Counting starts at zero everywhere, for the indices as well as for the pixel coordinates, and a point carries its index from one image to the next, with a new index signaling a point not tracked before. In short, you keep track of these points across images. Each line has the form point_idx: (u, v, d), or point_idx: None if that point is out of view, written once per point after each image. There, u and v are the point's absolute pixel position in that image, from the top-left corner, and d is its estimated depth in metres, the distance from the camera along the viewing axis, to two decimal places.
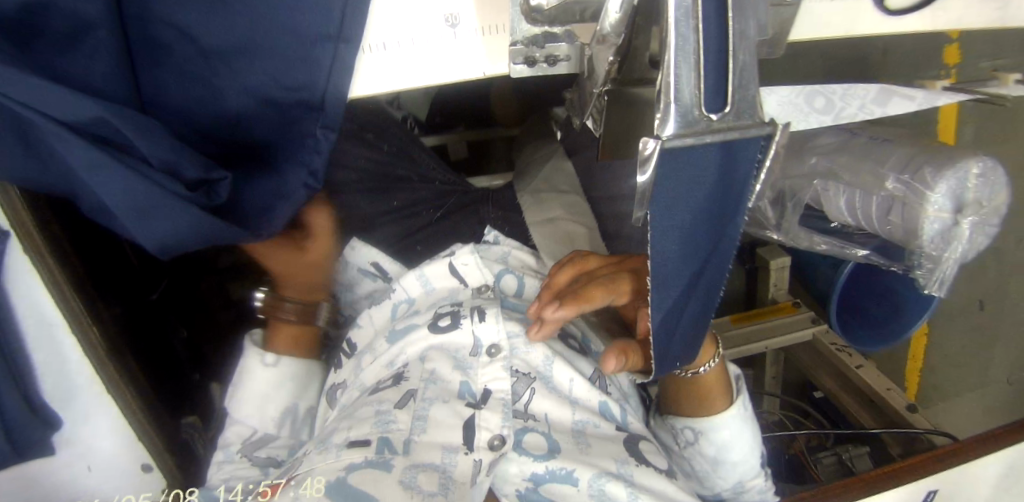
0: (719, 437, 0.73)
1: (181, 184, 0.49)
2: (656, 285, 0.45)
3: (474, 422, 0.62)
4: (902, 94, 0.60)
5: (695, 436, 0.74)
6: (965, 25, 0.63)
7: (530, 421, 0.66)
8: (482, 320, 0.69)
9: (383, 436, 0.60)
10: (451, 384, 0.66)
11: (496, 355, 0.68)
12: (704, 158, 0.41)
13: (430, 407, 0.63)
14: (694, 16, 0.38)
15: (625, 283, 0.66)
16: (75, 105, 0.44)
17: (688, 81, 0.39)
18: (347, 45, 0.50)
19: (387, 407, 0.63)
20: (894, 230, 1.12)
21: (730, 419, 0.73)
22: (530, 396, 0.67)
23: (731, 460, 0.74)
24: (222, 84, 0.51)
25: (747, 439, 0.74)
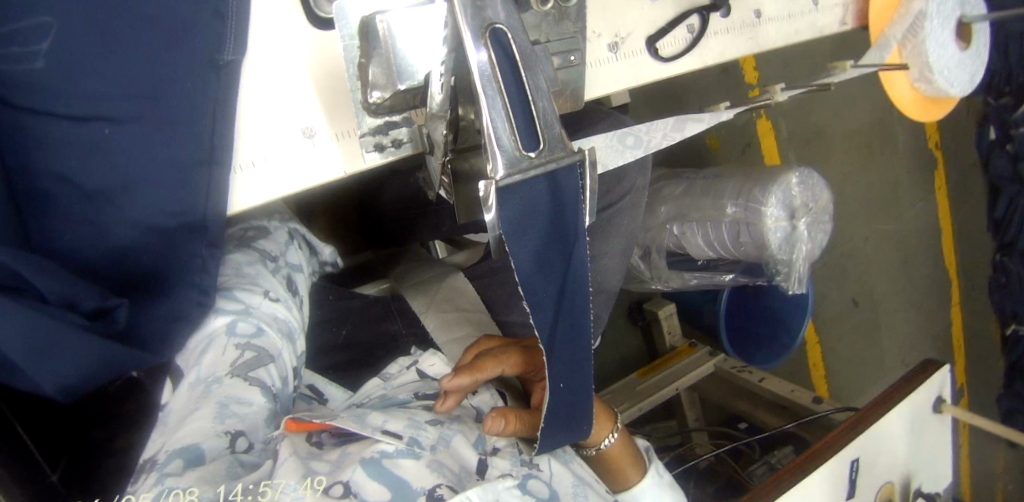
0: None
1: (79, 316, 0.53)
2: (538, 307, 0.52)
3: (487, 463, 0.64)
4: (694, 117, 0.74)
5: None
6: (727, 58, 0.80)
7: (534, 469, 0.67)
8: (477, 396, 0.75)
9: (413, 436, 0.61)
10: (473, 430, 0.68)
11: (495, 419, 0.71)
12: (535, 188, 0.50)
13: (448, 440, 0.64)
14: (495, 80, 0.48)
15: (512, 359, 0.78)
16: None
17: (504, 128, 0.48)
18: (221, 166, 0.57)
19: (420, 418, 0.65)
20: (749, 246, 1.28)
21: (648, 489, 0.79)
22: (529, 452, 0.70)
23: None
24: (107, 220, 0.55)
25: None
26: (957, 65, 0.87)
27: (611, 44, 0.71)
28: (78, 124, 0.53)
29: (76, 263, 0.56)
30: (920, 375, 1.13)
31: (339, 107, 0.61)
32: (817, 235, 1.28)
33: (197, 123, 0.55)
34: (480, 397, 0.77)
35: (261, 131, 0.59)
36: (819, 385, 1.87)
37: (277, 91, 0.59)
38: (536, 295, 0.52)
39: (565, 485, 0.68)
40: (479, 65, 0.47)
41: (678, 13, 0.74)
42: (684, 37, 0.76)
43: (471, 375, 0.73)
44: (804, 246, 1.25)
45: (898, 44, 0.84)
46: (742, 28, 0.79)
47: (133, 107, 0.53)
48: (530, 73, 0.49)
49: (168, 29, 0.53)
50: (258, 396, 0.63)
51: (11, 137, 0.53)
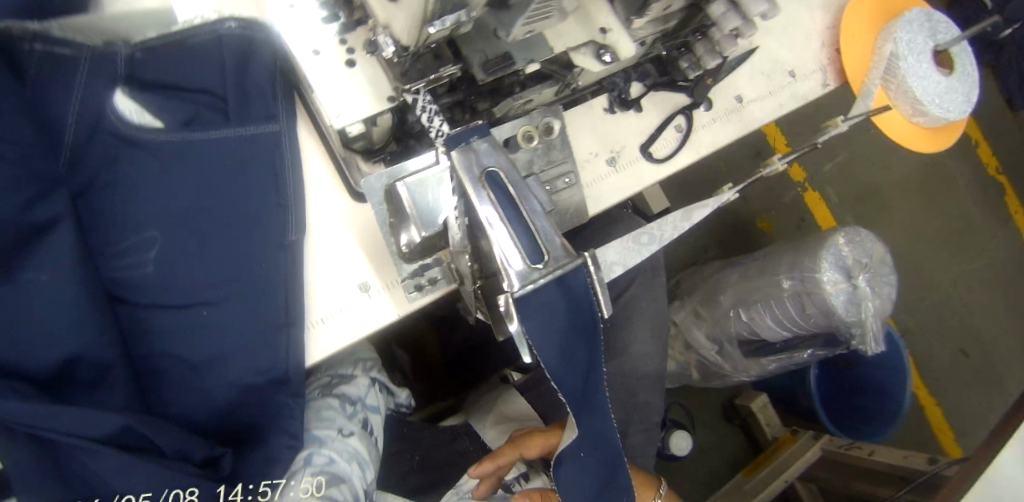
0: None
1: (192, 465, 0.64)
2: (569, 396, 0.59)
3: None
4: (699, 205, 0.80)
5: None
6: (721, 146, 0.87)
7: None
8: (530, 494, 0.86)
9: None
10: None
11: None
12: (549, 293, 0.57)
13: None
14: (496, 211, 0.58)
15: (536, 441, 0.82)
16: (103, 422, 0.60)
17: (510, 248, 0.57)
18: (295, 327, 0.68)
19: None
20: (815, 312, 1.26)
21: None
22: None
23: None
24: (211, 386, 0.67)
25: None
26: (946, 92, 0.89)
27: (609, 158, 0.81)
28: (186, 311, 0.67)
29: (189, 424, 0.67)
30: None
31: (386, 261, 0.72)
32: (882, 290, 1.24)
33: (273, 294, 0.68)
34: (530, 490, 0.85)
35: (324, 292, 0.71)
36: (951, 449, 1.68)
37: (335, 258, 0.71)
38: (567, 389, 0.58)
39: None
40: (481, 204, 0.58)
41: (663, 119, 0.84)
42: (675, 138, 0.85)
43: (490, 463, 0.81)
44: (870, 303, 1.22)
45: (879, 87, 0.89)
46: (727, 118, 0.88)
47: (226, 289, 0.67)
48: (522, 200, 0.59)
49: (247, 225, 0.68)
50: None
51: (136, 328, 0.66)
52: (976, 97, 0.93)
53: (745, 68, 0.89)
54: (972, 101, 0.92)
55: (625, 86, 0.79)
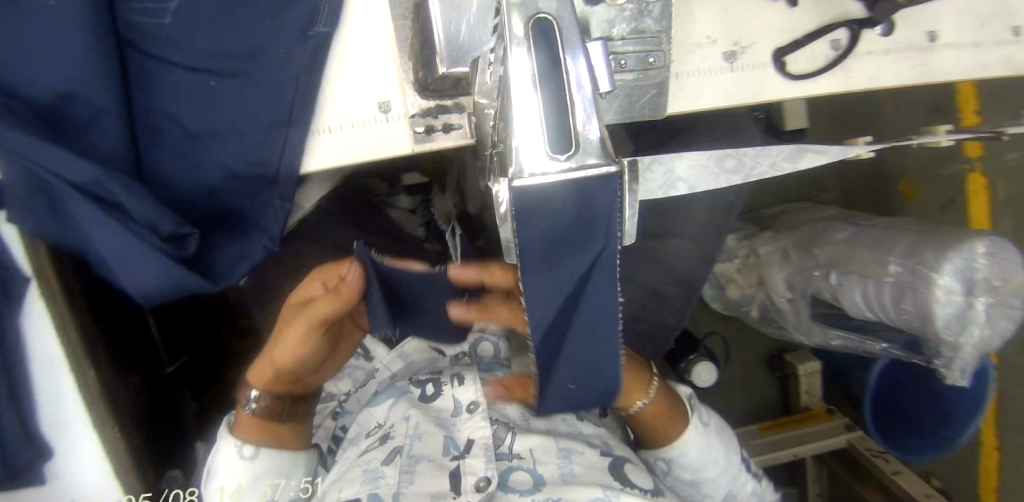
0: (688, 462, 0.77)
1: (155, 237, 0.59)
2: (538, 308, 0.50)
3: (458, 470, 0.70)
4: (817, 148, 0.63)
5: (667, 465, 0.78)
6: (882, 85, 0.66)
7: (514, 461, 0.73)
8: (461, 384, 0.80)
9: (372, 491, 0.69)
10: (435, 438, 0.75)
11: (475, 409, 0.76)
12: (560, 193, 0.46)
13: (414, 463, 0.71)
14: (532, 73, 0.44)
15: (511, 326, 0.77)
16: (73, 167, 0.56)
17: (534, 126, 0.45)
18: (298, 129, 0.61)
19: (374, 465, 0.72)
20: (909, 316, 1.08)
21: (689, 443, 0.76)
22: (510, 439, 0.76)
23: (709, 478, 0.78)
24: (204, 162, 0.63)
25: (719, 453, 0.78)
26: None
27: (727, 54, 0.64)
28: (192, 75, 0.60)
29: (171, 193, 0.63)
30: None
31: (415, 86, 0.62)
32: (1004, 320, 1.02)
33: (283, 85, 0.60)
34: (465, 390, 0.79)
35: (341, 99, 0.62)
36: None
37: (361, 65, 0.61)
38: (536, 297, 0.50)
39: (550, 466, 0.72)
40: (516, 60, 0.44)
41: (819, 25, 0.64)
42: (824, 55, 0.65)
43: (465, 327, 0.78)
44: (981, 331, 1.01)
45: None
46: (906, 51, 0.66)
47: (237, 66, 0.60)
48: (573, 70, 0.45)
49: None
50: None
51: (141, 77, 0.60)
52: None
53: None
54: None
55: None
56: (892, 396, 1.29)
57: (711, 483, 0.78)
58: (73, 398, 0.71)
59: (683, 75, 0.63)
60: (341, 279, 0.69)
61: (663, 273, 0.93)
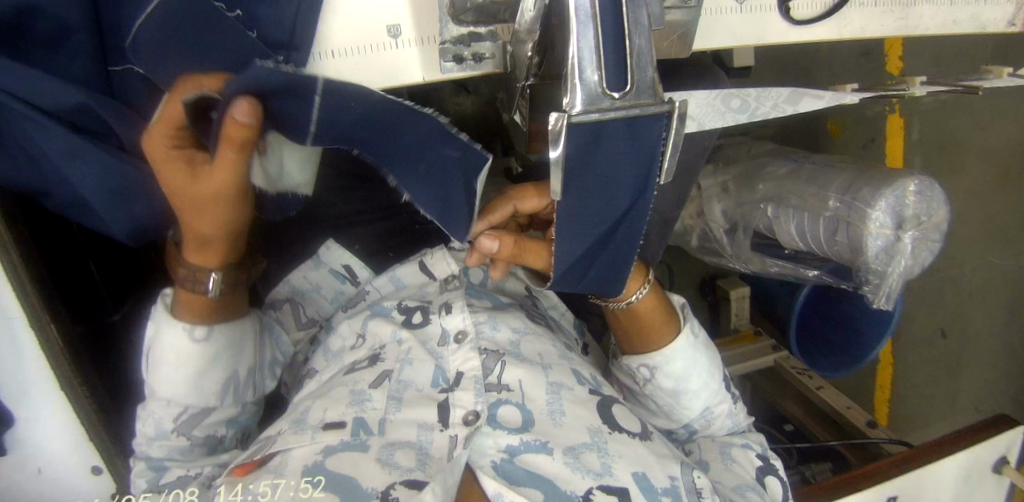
0: (674, 369, 0.70)
1: None
2: (580, 224, 0.51)
3: (447, 402, 0.59)
4: (814, 93, 0.65)
5: (652, 373, 0.71)
6: (868, 35, 0.69)
7: (504, 393, 0.60)
8: (450, 312, 0.65)
9: (358, 416, 0.57)
10: (424, 364, 0.63)
11: (465, 340, 0.63)
12: (612, 130, 0.46)
13: (403, 391, 0.60)
14: (592, 5, 0.43)
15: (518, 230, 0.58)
16: (57, 88, 0.49)
17: (591, 62, 0.44)
18: (297, 53, 0.56)
19: (360, 388, 0.60)
20: (841, 247, 1.19)
21: (680, 349, 0.70)
22: (502, 369, 0.62)
23: (690, 389, 0.71)
24: None
25: (703, 366, 0.71)
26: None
27: None
28: None
29: None
30: (982, 433, 1.02)
31: (430, 11, 0.58)
32: (924, 249, 1.14)
33: (281, 4, 0.54)
34: (453, 316, 0.65)
35: (346, 19, 0.57)
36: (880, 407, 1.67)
37: None
38: (570, 228, 0.51)
39: (540, 400, 0.61)
40: None
41: None
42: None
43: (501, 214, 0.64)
44: (904, 261, 1.13)
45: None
46: (892, 4, 0.69)
47: None
48: (631, 4, 0.44)
49: None
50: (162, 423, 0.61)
51: None
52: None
53: None
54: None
55: None
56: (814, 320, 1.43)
57: (692, 395, 0.71)
58: (34, 356, 0.60)
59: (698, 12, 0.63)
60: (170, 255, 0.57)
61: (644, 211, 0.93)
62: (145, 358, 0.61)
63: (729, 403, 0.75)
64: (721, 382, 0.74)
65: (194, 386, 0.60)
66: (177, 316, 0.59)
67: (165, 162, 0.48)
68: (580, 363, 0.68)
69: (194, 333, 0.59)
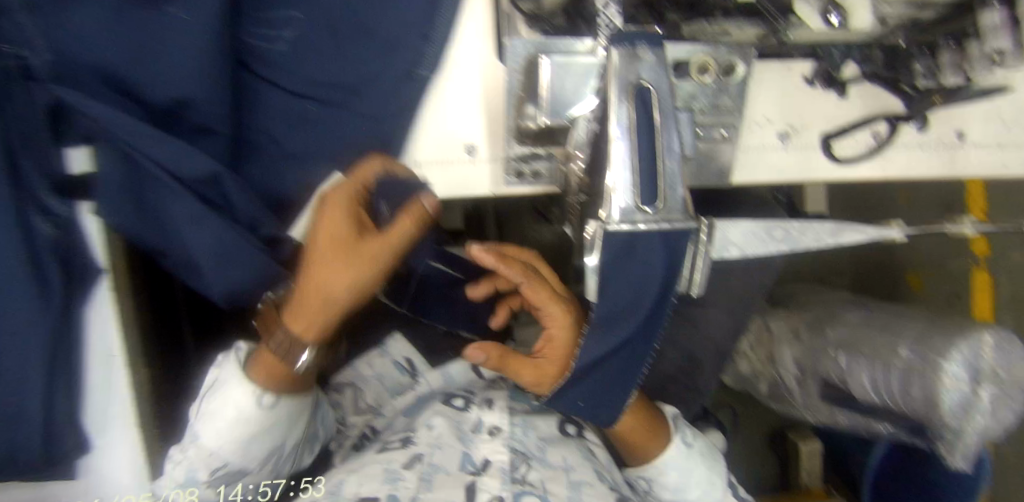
0: (667, 482, 0.69)
1: (257, 238, 0.64)
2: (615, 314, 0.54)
3: (474, 487, 0.58)
4: (855, 227, 0.69)
5: (649, 485, 0.70)
6: (915, 176, 0.72)
7: (528, 485, 0.58)
8: (490, 408, 0.67)
9: (391, 493, 0.58)
10: (454, 451, 0.62)
11: (497, 433, 0.63)
12: (646, 241, 0.52)
13: (434, 474, 0.60)
14: (630, 129, 0.50)
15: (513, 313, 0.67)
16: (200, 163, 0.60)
17: (627, 179, 0.51)
18: (388, 160, 0.67)
19: (394, 466, 0.61)
20: (915, 399, 1.13)
21: (670, 462, 0.68)
22: (527, 467, 0.60)
23: (688, 501, 0.69)
24: (289, 177, 0.67)
25: (700, 475, 0.69)
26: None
27: (782, 133, 0.71)
28: (297, 101, 0.66)
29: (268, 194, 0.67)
30: None
31: (502, 135, 0.68)
32: (1007, 409, 1.06)
33: (384, 121, 0.66)
34: (490, 414, 0.66)
35: (432, 137, 0.68)
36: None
37: (451, 112, 0.68)
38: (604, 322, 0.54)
39: (563, 495, 0.59)
40: (617, 118, 0.50)
41: (865, 116, 0.71)
42: (868, 142, 0.72)
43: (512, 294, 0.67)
44: (983, 419, 1.05)
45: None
46: (940, 148, 0.72)
47: (343, 97, 0.66)
48: (665, 132, 0.51)
49: (387, 43, 0.65)
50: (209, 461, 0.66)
51: (247, 98, 0.66)
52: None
53: (985, 103, 0.71)
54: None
55: (841, 64, 0.68)
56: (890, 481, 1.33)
57: (701, 497, 0.69)
58: (123, 388, 0.65)
59: (741, 149, 0.70)
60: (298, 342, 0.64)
61: (699, 337, 0.94)
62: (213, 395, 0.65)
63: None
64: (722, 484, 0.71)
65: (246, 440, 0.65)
66: (249, 376, 0.64)
67: (341, 203, 0.61)
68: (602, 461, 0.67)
69: (262, 399, 0.64)
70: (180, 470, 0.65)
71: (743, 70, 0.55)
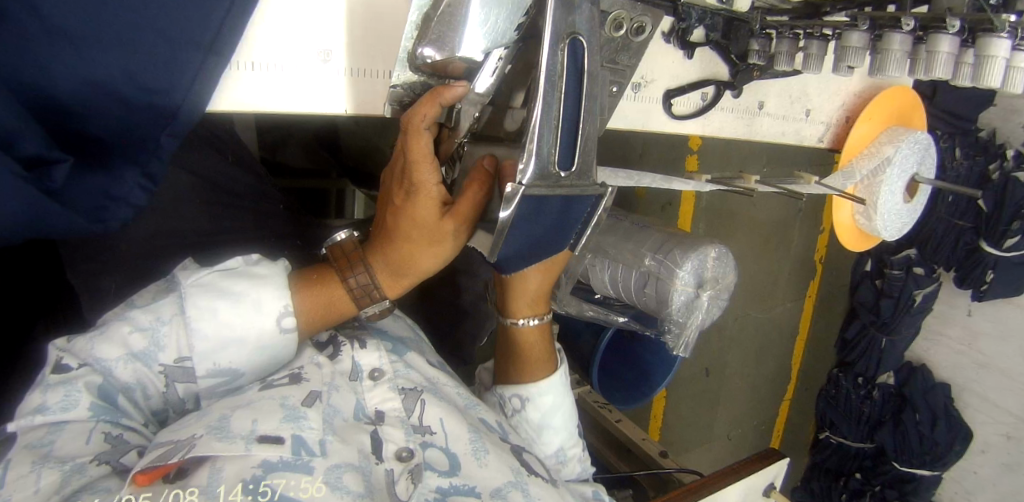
0: (543, 403, 0.75)
1: (14, 160, 0.46)
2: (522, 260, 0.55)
3: (378, 435, 0.58)
4: (680, 179, 0.77)
5: (522, 403, 0.75)
6: (721, 135, 0.84)
7: (428, 436, 0.60)
8: (363, 347, 0.65)
9: (296, 433, 0.52)
10: (348, 395, 0.60)
11: (382, 377, 0.63)
12: (549, 207, 0.49)
13: (334, 416, 0.57)
14: (557, 90, 0.47)
15: (421, 201, 0.54)
16: None
17: (548, 141, 0.47)
18: (218, 58, 0.50)
19: (293, 402, 0.55)
20: (648, 297, 1.36)
21: (551, 385, 0.75)
22: (421, 409, 0.61)
23: (552, 426, 0.76)
24: (56, 62, 0.45)
25: (567, 408, 0.77)
26: (895, 213, 0.97)
27: (635, 84, 0.73)
28: None
29: (20, 84, 0.45)
30: (760, 461, 1.20)
31: (368, 45, 0.56)
32: (716, 305, 1.37)
33: (212, 3, 0.48)
34: (366, 353, 0.64)
35: (275, 34, 0.53)
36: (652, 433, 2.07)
37: (306, 6, 0.53)
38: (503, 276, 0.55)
39: (464, 440, 0.60)
40: (546, 71, 0.46)
41: (700, 77, 0.78)
42: (698, 100, 0.79)
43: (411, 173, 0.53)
44: (699, 315, 1.34)
45: (860, 178, 0.94)
46: (742, 113, 0.85)
47: None
48: (590, 97, 0.49)
49: None
50: (146, 357, 0.56)
51: None
52: (908, 229, 1.02)
53: (782, 80, 0.87)
54: (904, 230, 1.00)
55: (695, 26, 0.71)
56: (611, 360, 1.56)
57: (552, 430, 0.76)
58: None
59: None
60: (346, 283, 0.60)
61: None
62: (211, 282, 0.57)
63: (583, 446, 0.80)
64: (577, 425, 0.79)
65: (238, 336, 0.56)
66: (300, 301, 0.59)
67: (429, 161, 0.53)
68: (485, 409, 0.69)
69: (284, 319, 0.58)
70: (142, 338, 0.55)
71: (650, 31, 0.56)
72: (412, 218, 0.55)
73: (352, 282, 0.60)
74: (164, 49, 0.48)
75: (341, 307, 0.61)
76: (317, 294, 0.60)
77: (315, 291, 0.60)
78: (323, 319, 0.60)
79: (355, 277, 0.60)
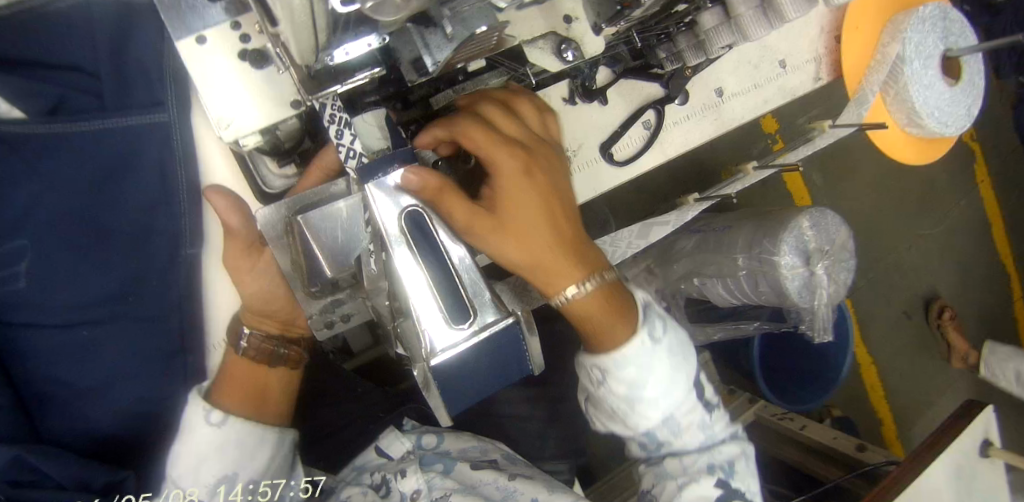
0: (628, 374, 0.61)
1: (90, 494, 0.58)
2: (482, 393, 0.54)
3: None
4: (659, 221, 0.75)
5: (604, 374, 0.63)
6: (691, 145, 0.80)
7: None
8: (404, 476, 0.72)
9: None
10: None
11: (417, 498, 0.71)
12: (474, 358, 0.50)
13: None
14: (415, 261, 0.49)
15: (233, 256, 0.56)
16: None
17: (430, 308, 0.48)
18: (193, 351, 0.63)
19: None
20: (783, 296, 1.15)
21: (638, 349, 0.61)
22: None
23: (646, 396, 0.62)
24: (96, 415, 0.62)
25: (663, 367, 0.62)
26: (945, 103, 0.82)
27: (565, 160, 0.73)
28: (67, 331, 0.60)
29: (80, 433, 0.62)
30: (959, 423, 1.08)
31: None
32: (839, 272, 1.21)
33: (169, 315, 0.62)
34: (407, 479, 0.72)
35: (230, 308, 0.64)
36: (891, 427, 1.75)
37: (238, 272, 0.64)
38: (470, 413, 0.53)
39: None
40: (398, 259, 0.48)
41: (631, 112, 0.75)
42: (641, 134, 0.76)
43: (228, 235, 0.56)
44: (825, 290, 1.17)
45: (878, 93, 0.81)
46: (702, 112, 0.80)
47: (113, 308, 0.61)
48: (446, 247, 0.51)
49: (136, 236, 0.61)
50: None
51: (12, 353, 0.59)
52: (976, 109, 0.86)
53: (731, 55, 0.80)
54: (974, 115, 0.85)
55: (591, 75, 0.71)
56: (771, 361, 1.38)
57: (652, 403, 0.62)
58: None
59: None
60: (250, 361, 0.60)
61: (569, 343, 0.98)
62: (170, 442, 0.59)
63: (701, 413, 0.66)
64: (690, 387, 0.65)
65: (212, 450, 0.58)
66: (223, 399, 0.59)
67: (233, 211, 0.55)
68: (524, 493, 0.73)
69: (210, 415, 0.58)
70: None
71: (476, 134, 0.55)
72: (237, 267, 0.57)
73: (254, 358, 0.60)
74: (150, 360, 0.63)
75: (258, 379, 0.61)
76: (225, 386, 0.60)
77: (220, 386, 0.60)
78: (258, 405, 0.61)
79: (251, 350, 0.60)
